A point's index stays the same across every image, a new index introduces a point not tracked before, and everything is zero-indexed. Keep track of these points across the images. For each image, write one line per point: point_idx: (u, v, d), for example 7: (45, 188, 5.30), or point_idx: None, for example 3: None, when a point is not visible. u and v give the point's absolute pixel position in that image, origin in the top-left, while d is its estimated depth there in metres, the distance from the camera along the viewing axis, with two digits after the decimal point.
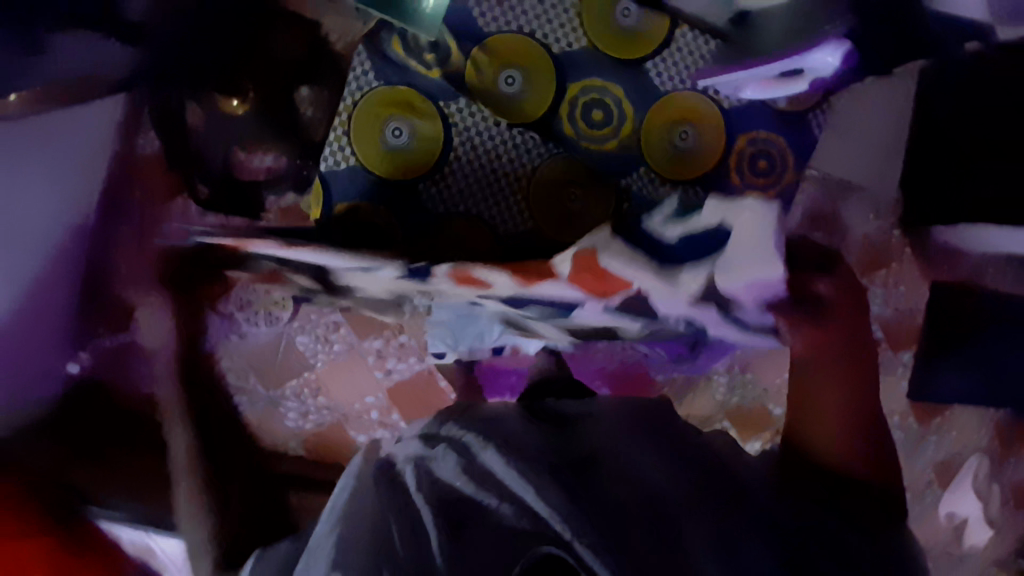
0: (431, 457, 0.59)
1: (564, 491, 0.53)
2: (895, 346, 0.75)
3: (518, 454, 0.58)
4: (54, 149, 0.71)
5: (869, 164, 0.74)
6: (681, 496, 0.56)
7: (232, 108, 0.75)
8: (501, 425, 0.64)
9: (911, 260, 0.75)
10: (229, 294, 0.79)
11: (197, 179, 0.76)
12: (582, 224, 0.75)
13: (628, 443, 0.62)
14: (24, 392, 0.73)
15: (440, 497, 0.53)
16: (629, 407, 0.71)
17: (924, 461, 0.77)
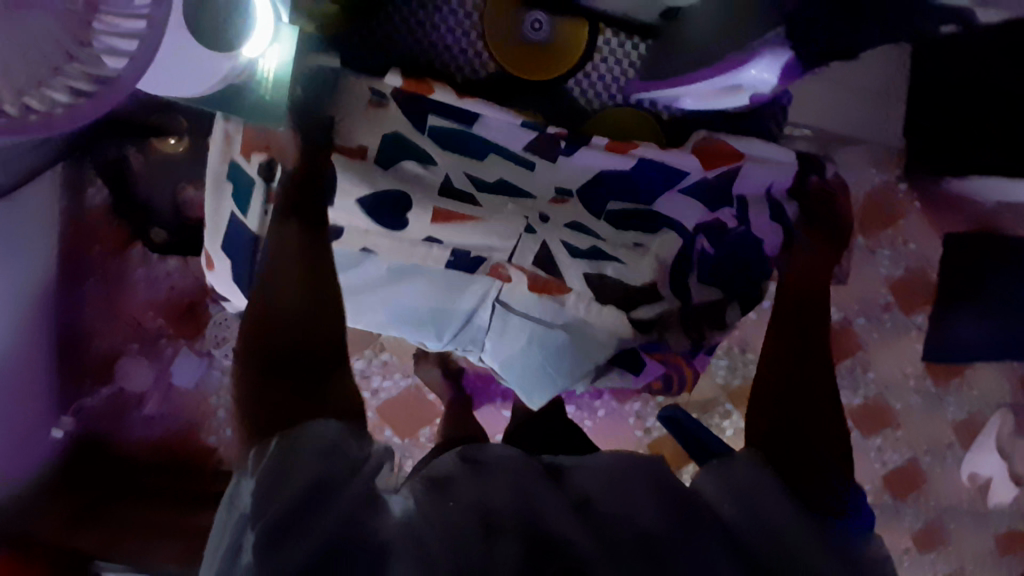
0: (484, 476, 0.44)
1: (583, 526, 0.41)
2: (910, 310, 0.93)
3: (544, 486, 0.43)
4: (18, 229, 0.69)
5: (845, 115, 0.84)
6: (724, 537, 0.42)
7: (168, 145, 0.81)
8: (498, 469, 0.44)
9: (918, 213, 0.91)
10: (206, 335, 0.93)
11: (150, 226, 0.87)
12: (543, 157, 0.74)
13: (630, 478, 0.45)
14: (26, 458, 0.73)
15: (468, 516, 0.40)
16: (645, 466, 0.46)
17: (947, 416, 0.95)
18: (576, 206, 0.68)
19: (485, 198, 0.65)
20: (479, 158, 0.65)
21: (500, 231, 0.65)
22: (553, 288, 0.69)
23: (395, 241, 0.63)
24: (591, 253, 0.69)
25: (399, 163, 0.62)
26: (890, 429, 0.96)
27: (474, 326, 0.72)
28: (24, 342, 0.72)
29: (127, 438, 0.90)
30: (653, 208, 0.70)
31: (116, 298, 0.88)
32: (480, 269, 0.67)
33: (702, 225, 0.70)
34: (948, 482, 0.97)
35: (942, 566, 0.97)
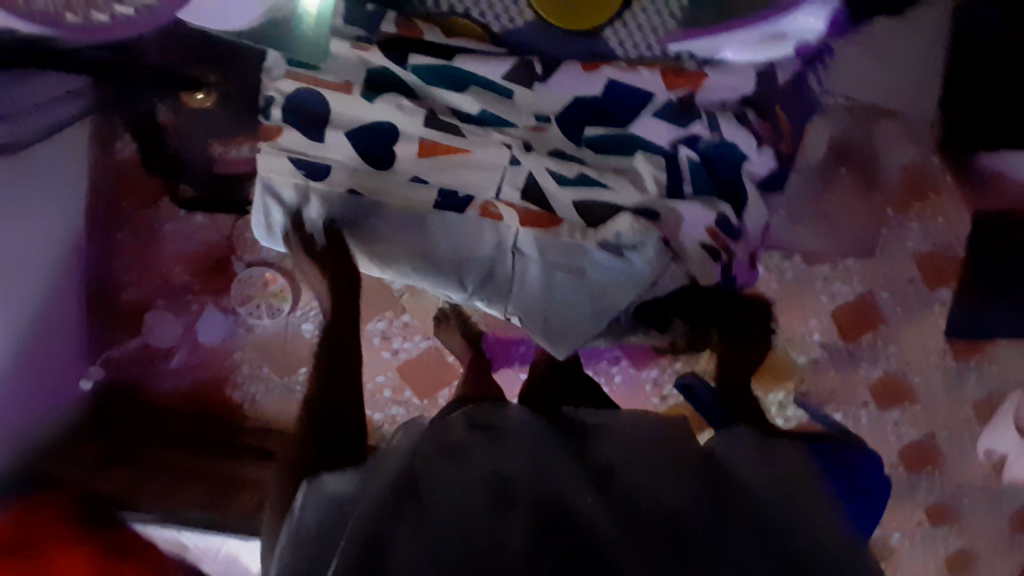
0: (508, 451, 0.49)
1: (589, 493, 0.45)
2: (934, 286, 0.91)
3: (552, 454, 0.49)
4: (36, 188, 0.73)
5: (901, 90, 0.85)
6: (722, 507, 0.45)
7: (197, 101, 0.78)
8: (522, 447, 0.49)
9: (951, 186, 0.87)
10: (231, 292, 0.92)
11: (180, 181, 0.87)
12: (565, 90, 0.67)
13: (646, 456, 0.50)
14: (40, 411, 0.79)
15: (479, 479, 0.45)
16: (647, 443, 0.51)
17: (964, 396, 0.94)
18: (556, 134, 0.67)
19: (469, 131, 0.65)
20: (459, 89, 0.65)
21: (484, 166, 0.64)
22: (544, 220, 0.66)
23: (387, 176, 0.64)
24: (580, 179, 0.65)
25: (381, 94, 0.63)
26: (908, 404, 0.95)
27: (498, 274, 0.67)
28: (49, 300, 0.78)
29: (156, 388, 0.93)
30: (630, 130, 0.68)
31: (144, 252, 0.90)
32: (470, 208, 0.65)
33: (677, 138, 0.67)
34: (964, 460, 0.96)
35: (953, 541, 0.98)
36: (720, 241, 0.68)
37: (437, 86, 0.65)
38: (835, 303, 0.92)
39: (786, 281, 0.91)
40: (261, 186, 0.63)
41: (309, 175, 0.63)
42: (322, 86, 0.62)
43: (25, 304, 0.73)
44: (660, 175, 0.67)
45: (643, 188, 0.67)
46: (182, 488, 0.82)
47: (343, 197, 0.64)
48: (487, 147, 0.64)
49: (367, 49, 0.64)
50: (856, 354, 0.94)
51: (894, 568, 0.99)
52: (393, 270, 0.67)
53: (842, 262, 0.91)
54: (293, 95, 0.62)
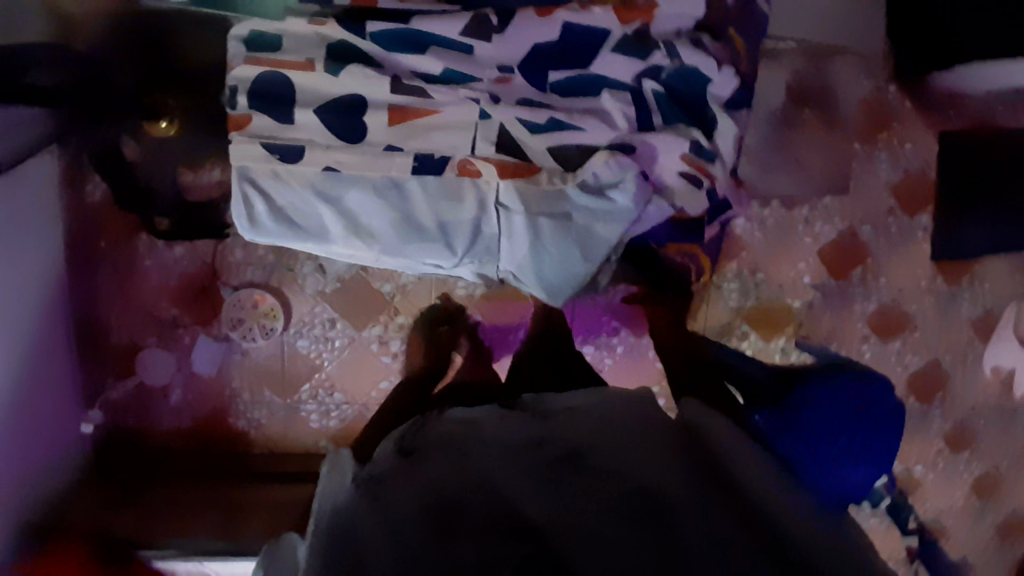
0: (454, 455, 0.51)
1: (534, 481, 0.47)
2: (913, 213, 0.92)
3: (493, 456, 0.50)
4: (23, 236, 0.75)
5: (850, 26, 0.87)
6: (682, 481, 0.45)
7: (162, 129, 0.79)
8: (476, 437, 0.54)
9: (910, 113, 0.90)
10: (221, 318, 0.91)
11: (154, 214, 0.86)
12: (527, 39, 0.63)
13: (604, 439, 0.51)
14: (49, 457, 0.80)
15: (422, 504, 0.46)
16: (605, 410, 0.56)
17: (961, 318, 0.95)
18: (522, 84, 0.65)
19: (435, 89, 0.63)
20: (421, 51, 0.62)
21: (456, 124, 0.63)
22: (523, 170, 0.63)
23: (357, 152, 0.62)
24: (553, 123, 0.64)
25: (345, 65, 0.61)
26: (909, 333, 0.95)
27: (484, 235, 0.65)
28: (44, 345, 0.79)
29: (157, 427, 0.92)
30: (596, 71, 0.65)
31: (128, 290, 0.88)
32: (447, 169, 0.62)
33: (640, 72, 0.66)
34: (972, 382, 0.96)
35: (976, 467, 0.98)
36: (698, 167, 0.67)
37: (399, 51, 0.62)
38: (819, 243, 0.93)
39: (769, 227, 0.92)
40: (239, 176, 0.60)
41: (282, 158, 0.61)
42: (287, 67, 0.61)
43: (20, 351, 0.74)
44: (628, 110, 0.66)
45: (613, 123, 0.66)
46: (187, 520, 0.81)
47: (318, 174, 0.61)
48: (456, 103, 0.63)
49: (325, 23, 0.61)
50: (848, 292, 0.94)
51: (923, 502, 0.98)
52: (375, 244, 0.64)
53: (819, 202, 0.92)
54: (255, 80, 0.61)
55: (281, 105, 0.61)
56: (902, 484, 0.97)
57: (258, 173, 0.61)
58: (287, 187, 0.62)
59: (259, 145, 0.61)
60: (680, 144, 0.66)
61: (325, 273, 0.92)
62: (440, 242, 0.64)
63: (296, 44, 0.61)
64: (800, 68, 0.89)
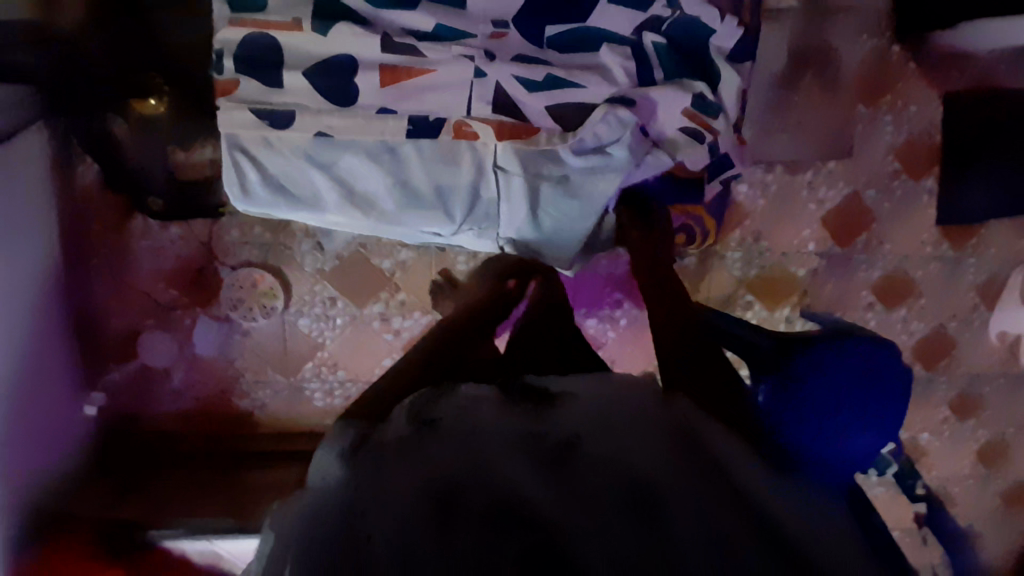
0: (458, 437, 0.48)
1: (542, 477, 0.45)
2: (917, 177, 0.91)
3: (502, 437, 0.48)
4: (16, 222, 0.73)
5: None
6: (686, 479, 0.44)
7: (151, 106, 0.76)
8: (483, 417, 0.50)
9: (914, 74, 0.88)
10: (220, 299, 0.90)
11: (149, 194, 0.85)
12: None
13: (618, 429, 0.48)
14: (51, 443, 0.79)
15: (427, 492, 0.43)
16: (622, 393, 0.53)
17: (967, 283, 0.94)
18: (517, 39, 0.64)
19: (428, 46, 0.61)
20: (412, 6, 0.61)
21: (451, 84, 0.61)
22: (522, 131, 0.61)
23: (349, 115, 0.60)
24: (552, 80, 0.62)
25: (334, 25, 0.60)
26: (914, 299, 0.94)
27: (481, 200, 0.64)
28: (39, 338, 0.78)
29: (161, 409, 0.92)
30: (588, 25, 0.65)
31: (126, 273, 0.88)
32: (443, 132, 0.61)
33: (640, 24, 0.65)
34: (978, 348, 0.95)
35: (982, 433, 0.97)
36: (699, 121, 0.64)
37: (390, 7, 0.61)
38: (823, 210, 0.92)
39: (772, 194, 0.91)
40: (229, 144, 0.59)
41: (271, 124, 0.59)
42: (273, 28, 0.59)
43: (16, 338, 0.73)
44: (628, 64, 0.64)
45: (612, 79, 0.64)
46: (199, 502, 0.81)
47: (310, 140, 0.60)
48: (450, 62, 0.60)
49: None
50: (852, 260, 0.93)
51: (929, 469, 0.98)
52: (373, 211, 0.65)
53: (822, 167, 0.91)
54: (241, 43, 0.59)
55: (269, 69, 0.59)
56: (908, 452, 0.97)
57: (249, 138, 0.60)
58: (279, 155, 0.61)
59: (249, 111, 0.59)
60: (684, 97, 0.63)
61: (324, 251, 0.91)
62: (436, 207, 0.65)
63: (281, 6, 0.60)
64: (803, 29, 0.86)
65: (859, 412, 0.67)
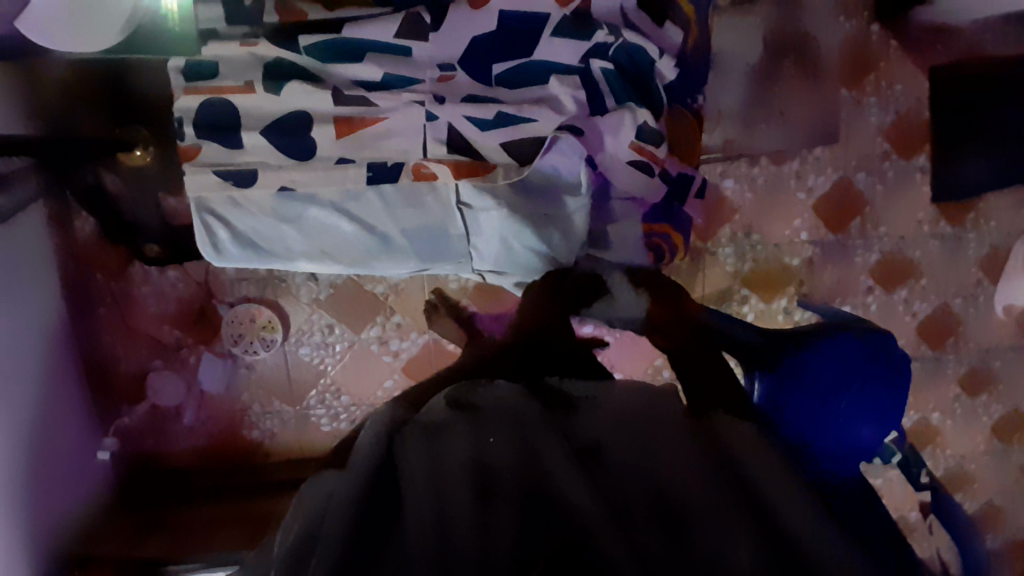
0: (491, 433, 0.50)
1: (576, 468, 0.47)
2: (908, 156, 0.90)
3: (537, 431, 0.50)
4: (13, 282, 0.74)
5: None
6: (704, 488, 0.45)
7: (138, 158, 0.77)
8: (517, 412, 0.53)
9: (897, 52, 0.87)
10: (222, 335, 0.92)
11: (144, 241, 0.85)
12: (465, 34, 0.63)
13: (650, 429, 0.51)
14: (71, 494, 0.81)
15: (467, 482, 0.45)
16: (644, 399, 0.57)
17: (968, 259, 0.92)
18: (466, 81, 0.64)
19: (380, 97, 0.62)
20: (358, 60, 0.62)
21: (404, 129, 0.62)
22: (479, 170, 0.63)
23: (310, 169, 0.62)
24: (500, 118, 0.63)
25: (285, 84, 0.61)
26: (915, 281, 0.92)
27: (448, 236, 0.67)
28: (48, 391, 0.79)
29: (177, 447, 0.94)
30: (534, 59, 0.64)
31: (129, 318, 0.90)
32: (403, 175, 0.62)
33: (585, 53, 0.65)
34: (983, 324, 0.94)
35: (994, 409, 0.95)
36: (646, 153, 0.66)
37: (336, 62, 0.62)
38: (814, 197, 0.90)
39: (760, 186, 0.90)
40: (198, 208, 0.62)
41: (235, 183, 0.62)
42: (228, 92, 0.61)
43: (25, 396, 0.74)
44: (574, 97, 0.65)
45: (562, 113, 0.64)
46: (218, 532, 0.84)
47: (273, 197, 0.63)
48: (401, 108, 0.62)
49: (257, 43, 0.61)
50: (849, 245, 0.92)
51: (941, 450, 0.96)
52: (347, 257, 0.68)
53: (809, 154, 0.89)
54: (199, 109, 0.61)
55: (224, 130, 0.61)
56: (918, 435, 0.96)
57: (218, 203, 0.62)
58: (245, 212, 0.63)
59: (212, 173, 0.61)
60: (632, 129, 0.65)
61: (318, 281, 0.92)
62: (407, 247, 0.68)
63: (234, 68, 0.61)
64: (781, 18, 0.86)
65: (874, 412, 0.64)
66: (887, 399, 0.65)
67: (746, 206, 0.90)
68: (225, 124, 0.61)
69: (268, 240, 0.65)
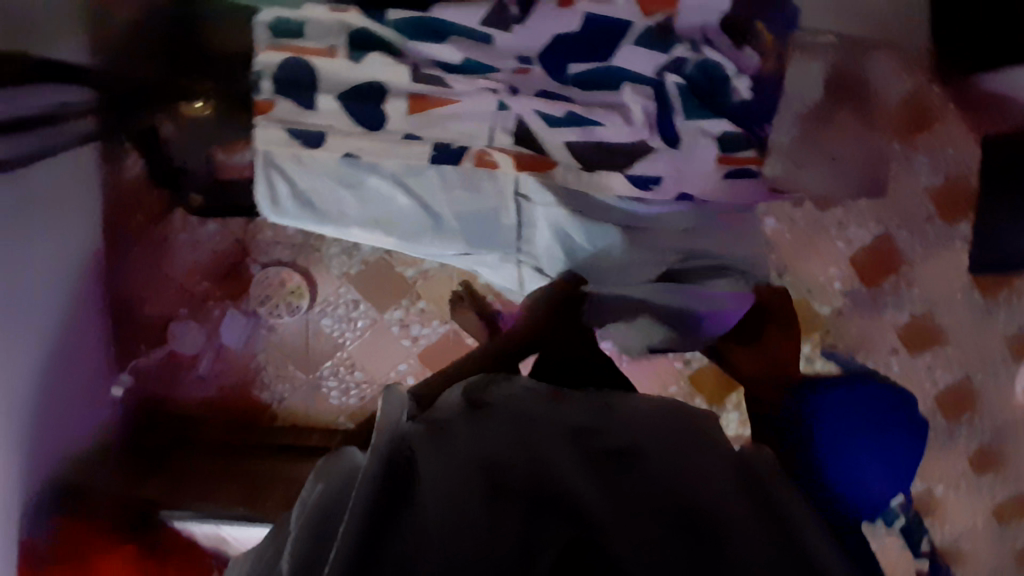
0: (503, 430, 0.51)
1: (588, 472, 0.46)
2: (951, 220, 0.90)
3: (550, 434, 0.50)
4: (51, 206, 0.75)
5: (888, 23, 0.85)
6: (718, 498, 0.44)
7: (196, 110, 0.78)
8: (531, 414, 0.53)
9: (955, 115, 0.88)
10: (250, 293, 0.94)
11: (189, 191, 0.88)
12: (546, 32, 0.66)
13: (666, 438, 0.51)
14: (78, 423, 0.82)
15: (476, 476, 0.45)
16: (660, 409, 0.56)
17: (997, 333, 0.91)
18: (542, 75, 0.67)
19: (456, 78, 0.65)
20: (440, 40, 0.65)
21: (475, 114, 0.65)
22: (539, 164, 0.67)
23: (376, 140, 0.65)
24: (569, 117, 0.66)
25: (367, 53, 0.63)
26: (940, 347, 0.92)
27: (500, 225, 0.69)
28: (74, 319, 0.81)
29: (189, 396, 0.95)
30: (609, 64, 0.68)
31: (164, 262, 0.92)
32: (465, 159, 0.66)
33: (662, 65, 0.68)
34: (1000, 401, 0.92)
35: (1001, 490, 0.93)
36: (727, 160, 0.72)
37: (418, 39, 0.64)
38: (852, 248, 0.91)
39: (799, 231, 0.91)
40: (263, 160, 0.64)
41: (304, 142, 0.64)
42: (310, 54, 0.62)
43: (44, 320, 0.75)
44: (646, 108, 0.68)
45: (633, 121, 0.67)
46: (217, 490, 0.83)
47: (338, 161, 0.65)
48: (475, 93, 0.65)
49: (346, 10, 0.64)
50: (879, 299, 0.92)
51: (944, 524, 0.94)
52: (395, 234, 0.69)
53: (853, 204, 0.90)
54: (280, 65, 0.62)
55: (302, 88, 0.63)
56: (922, 504, 0.94)
57: (284, 156, 0.65)
58: (309, 172, 0.66)
59: (282, 129, 0.64)
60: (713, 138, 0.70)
61: (352, 255, 0.94)
62: (458, 231, 0.69)
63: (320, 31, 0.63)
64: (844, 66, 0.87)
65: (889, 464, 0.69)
66: (895, 449, 0.71)
67: (785, 245, 0.91)
68: (302, 82, 0.63)
69: (324, 202, 0.67)
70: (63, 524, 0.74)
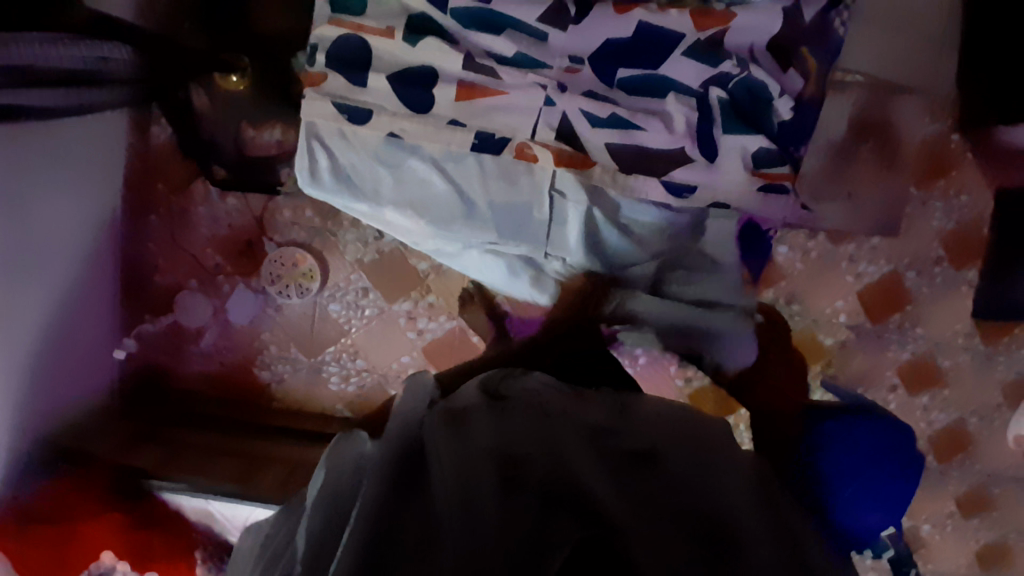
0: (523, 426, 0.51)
1: (604, 471, 0.46)
2: (960, 266, 0.91)
3: (567, 432, 0.50)
4: (69, 164, 0.75)
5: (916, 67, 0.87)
6: (730, 507, 0.44)
7: (232, 84, 0.83)
8: (548, 412, 0.53)
9: (972, 163, 0.89)
10: (261, 272, 0.92)
11: (214, 163, 0.88)
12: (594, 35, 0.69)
13: (680, 446, 0.51)
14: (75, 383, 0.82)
15: (492, 466, 0.45)
16: (673, 417, 0.56)
17: (994, 380, 0.92)
18: (588, 76, 0.70)
19: (506, 70, 0.68)
20: (496, 32, 0.68)
21: (519, 107, 0.68)
22: (576, 163, 0.68)
23: (423, 122, 0.68)
24: (611, 118, 0.69)
25: (422, 38, 0.68)
26: (938, 389, 0.93)
27: (531, 221, 0.70)
28: (82, 278, 0.81)
29: (190, 370, 0.94)
30: (657, 73, 0.70)
31: (177, 233, 0.90)
32: (505, 150, 0.68)
33: (707, 78, 0.70)
34: (992, 447, 0.94)
35: (984, 533, 0.95)
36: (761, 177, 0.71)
37: (472, 31, 0.68)
38: (862, 282, 0.92)
39: (812, 262, 0.92)
40: (308, 133, 0.67)
41: (350, 118, 0.67)
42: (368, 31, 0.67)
43: (53, 275, 0.75)
44: (686, 117, 0.69)
45: (675, 129, 0.69)
46: (212, 465, 0.82)
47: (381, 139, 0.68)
48: (523, 87, 0.68)
49: None
50: (883, 335, 0.93)
51: (925, 559, 0.96)
52: (428, 219, 0.69)
53: (867, 241, 0.91)
54: (335, 42, 0.67)
55: (354, 65, 0.68)
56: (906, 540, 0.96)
57: (332, 132, 0.68)
58: (351, 150, 0.68)
59: (330, 104, 0.67)
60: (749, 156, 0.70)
61: (367, 243, 0.93)
62: (489, 223, 0.70)
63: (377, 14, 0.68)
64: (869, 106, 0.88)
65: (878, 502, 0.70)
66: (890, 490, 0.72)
67: (797, 274, 0.92)
68: (357, 58, 0.68)
69: (362, 183, 0.69)
70: (52, 486, 0.74)
